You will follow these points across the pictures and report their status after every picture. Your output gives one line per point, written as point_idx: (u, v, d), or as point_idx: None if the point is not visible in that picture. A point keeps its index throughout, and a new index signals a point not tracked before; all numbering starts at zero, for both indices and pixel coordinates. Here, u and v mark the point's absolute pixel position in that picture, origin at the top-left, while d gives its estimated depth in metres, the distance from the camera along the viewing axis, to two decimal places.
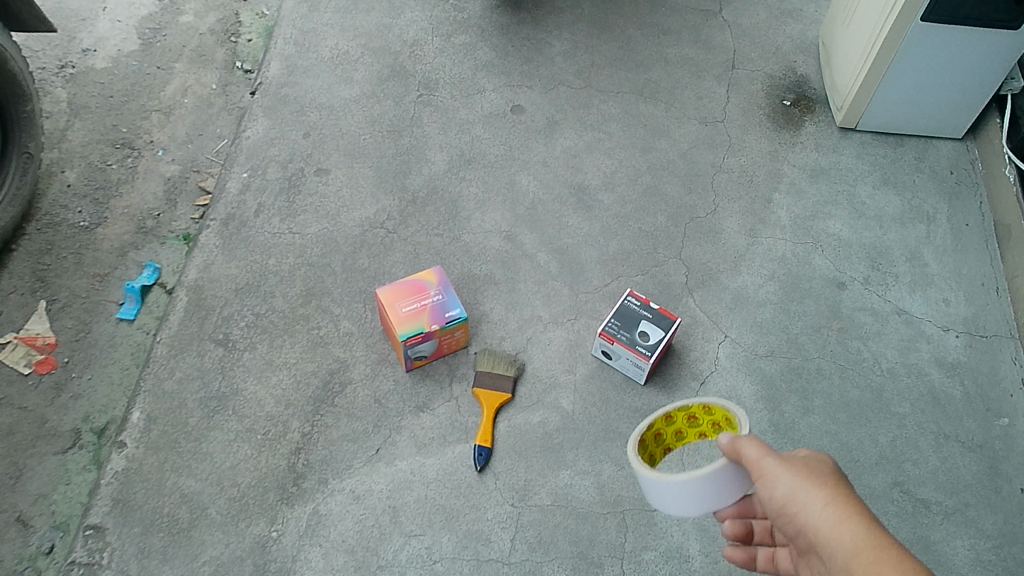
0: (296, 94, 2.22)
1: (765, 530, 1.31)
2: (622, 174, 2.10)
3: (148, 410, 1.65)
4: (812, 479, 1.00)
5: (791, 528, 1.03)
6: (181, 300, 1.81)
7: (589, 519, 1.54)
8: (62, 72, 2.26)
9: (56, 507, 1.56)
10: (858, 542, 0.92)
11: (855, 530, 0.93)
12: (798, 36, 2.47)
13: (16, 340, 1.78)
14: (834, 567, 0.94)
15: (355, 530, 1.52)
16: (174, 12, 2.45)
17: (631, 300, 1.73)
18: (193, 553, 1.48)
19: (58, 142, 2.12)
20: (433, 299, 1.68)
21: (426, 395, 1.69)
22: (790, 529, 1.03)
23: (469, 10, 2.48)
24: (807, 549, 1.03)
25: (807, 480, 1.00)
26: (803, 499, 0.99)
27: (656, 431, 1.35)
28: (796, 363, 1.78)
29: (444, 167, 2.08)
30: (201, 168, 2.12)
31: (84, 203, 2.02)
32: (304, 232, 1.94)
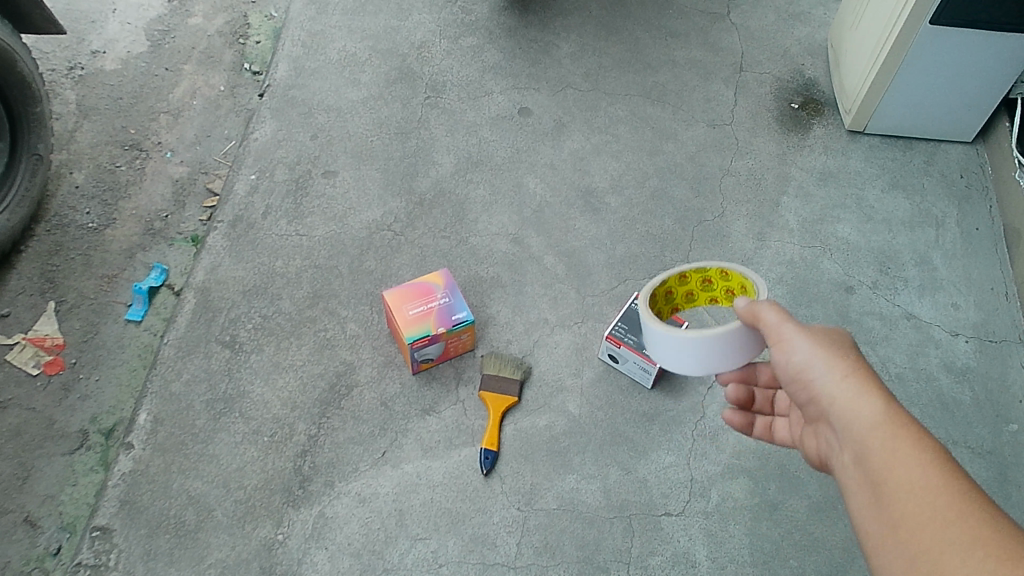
0: (304, 96, 2.22)
1: (766, 400, 1.41)
2: (629, 177, 2.09)
3: (155, 412, 1.65)
4: (830, 351, 1.05)
5: (802, 393, 1.09)
6: (188, 302, 1.81)
7: (596, 523, 1.54)
8: (71, 74, 2.27)
9: (63, 508, 1.57)
10: (869, 412, 0.97)
11: (868, 400, 0.98)
12: (807, 38, 2.46)
13: (24, 341, 1.78)
14: (840, 431, 1.01)
15: (361, 533, 1.52)
16: (183, 13, 2.45)
17: (638, 304, 1.73)
18: (199, 555, 1.48)
19: (67, 143, 2.13)
20: (439, 301, 1.68)
21: (432, 398, 1.69)
22: (802, 394, 1.10)
23: (476, 12, 2.48)
24: (815, 412, 1.10)
25: (824, 350, 1.05)
26: (818, 368, 1.05)
27: (668, 288, 1.41)
28: None
29: (451, 170, 2.08)
30: (209, 170, 2.12)
31: (93, 204, 2.03)
32: (311, 234, 1.94)
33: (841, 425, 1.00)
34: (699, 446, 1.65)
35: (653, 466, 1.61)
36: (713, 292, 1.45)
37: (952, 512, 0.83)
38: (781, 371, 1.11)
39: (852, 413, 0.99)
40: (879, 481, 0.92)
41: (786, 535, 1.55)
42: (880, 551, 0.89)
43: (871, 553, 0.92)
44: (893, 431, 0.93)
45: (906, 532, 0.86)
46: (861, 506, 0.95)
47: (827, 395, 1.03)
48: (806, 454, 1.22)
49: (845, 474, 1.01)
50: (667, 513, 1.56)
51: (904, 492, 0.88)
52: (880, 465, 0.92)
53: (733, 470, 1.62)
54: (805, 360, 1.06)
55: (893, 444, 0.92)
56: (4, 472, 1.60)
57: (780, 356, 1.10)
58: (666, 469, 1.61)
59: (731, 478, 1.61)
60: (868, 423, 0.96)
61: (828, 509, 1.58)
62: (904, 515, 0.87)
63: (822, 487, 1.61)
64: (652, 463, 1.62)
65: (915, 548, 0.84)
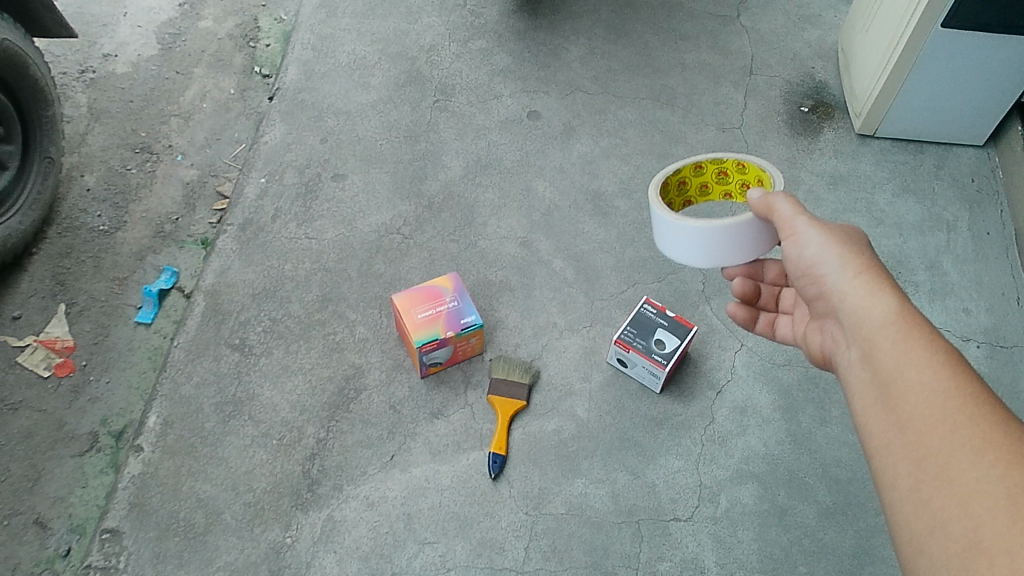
0: (314, 99, 2.22)
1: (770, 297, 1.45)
2: (638, 180, 2.09)
3: (165, 414, 1.66)
4: (848, 251, 1.08)
5: (814, 289, 1.13)
6: (198, 305, 1.82)
7: (604, 528, 1.53)
8: (82, 77, 2.28)
9: (73, 510, 1.58)
10: (881, 305, 1.00)
11: (884, 299, 1.00)
12: (817, 42, 2.45)
13: (35, 343, 1.79)
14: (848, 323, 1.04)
15: (369, 536, 1.52)
16: (194, 17, 2.47)
17: (647, 308, 1.73)
18: (208, 558, 1.48)
19: (78, 146, 2.14)
20: (448, 305, 1.69)
21: (440, 401, 1.69)
22: (814, 289, 1.13)
23: (486, 16, 2.48)
24: (825, 309, 1.14)
25: (843, 250, 1.08)
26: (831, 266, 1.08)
27: (684, 177, 1.46)
28: (813, 372, 1.76)
29: (460, 173, 2.08)
30: (219, 173, 2.13)
31: (103, 207, 2.04)
32: (320, 237, 1.94)
33: (852, 321, 1.03)
34: (708, 451, 1.64)
35: (662, 471, 1.61)
36: (728, 185, 1.50)
37: (960, 412, 0.84)
38: (795, 265, 1.15)
39: (863, 312, 1.01)
40: (885, 377, 0.94)
41: (795, 542, 1.54)
42: (875, 441, 0.92)
43: (865, 443, 0.95)
44: (906, 330, 0.96)
45: (908, 430, 0.88)
46: (861, 397, 0.98)
47: (841, 293, 1.06)
48: (808, 352, 1.26)
49: (848, 368, 1.05)
50: (676, 519, 1.55)
51: (910, 387, 0.90)
52: (889, 361, 0.95)
53: (742, 475, 1.61)
54: (822, 256, 1.10)
55: (903, 341, 0.95)
56: (15, 474, 1.61)
57: (795, 250, 1.14)
58: (675, 474, 1.61)
59: (740, 483, 1.61)
60: (880, 322, 0.98)
61: (838, 515, 1.57)
62: (908, 409, 0.89)
63: (832, 493, 1.60)
64: (661, 467, 1.61)
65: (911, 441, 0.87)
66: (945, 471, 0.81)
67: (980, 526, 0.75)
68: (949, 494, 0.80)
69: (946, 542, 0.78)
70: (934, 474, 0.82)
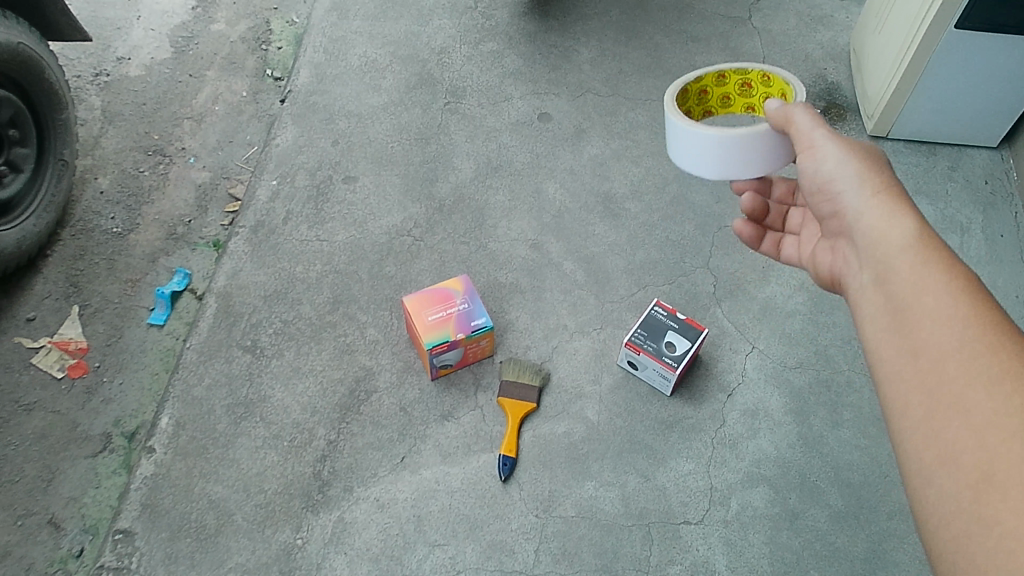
0: (325, 102, 2.23)
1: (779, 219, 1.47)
2: (649, 182, 2.09)
3: (177, 415, 1.67)
4: (870, 174, 1.09)
5: (830, 207, 1.15)
6: (210, 307, 1.83)
7: (614, 531, 1.53)
8: (96, 80, 2.30)
9: (86, 510, 1.59)
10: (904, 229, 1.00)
11: (904, 222, 1.01)
12: (829, 43, 2.44)
13: (49, 344, 1.81)
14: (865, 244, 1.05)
15: (379, 538, 1.52)
16: (207, 20, 2.48)
17: (658, 310, 1.72)
18: (219, 559, 1.49)
19: (92, 149, 2.16)
20: (459, 307, 1.69)
21: (451, 403, 1.69)
22: (830, 207, 1.15)
23: (496, 18, 2.48)
24: (839, 228, 1.15)
25: (866, 174, 1.09)
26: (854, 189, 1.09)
27: (706, 86, 1.49)
28: (825, 375, 1.75)
29: (470, 175, 2.08)
30: (231, 175, 2.14)
31: (117, 209, 2.05)
32: (331, 239, 1.95)
33: (868, 240, 1.04)
34: (718, 454, 1.64)
35: (672, 474, 1.61)
36: (751, 97, 1.54)
37: (980, 342, 0.83)
38: (813, 181, 1.17)
39: (881, 232, 1.02)
40: (900, 298, 0.94)
41: (807, 546, 1.53)
42: (884, 363, 0.93)
43: (873, 362, 0.96)
44: (924, 252, 0.96)
45: (921, 353, 0.88)
46: (872, 316, 0.99)
47: (858, 213, 1.07)
48: (814, 272, 1.28)
49: (859, 288, 1.06)
50: (687, 522, 1.55)
51: (927, 312, 0.90)
52: (904, 282, 0.95)
53: (754, 479, 1.61)
54: (842, 173, 1.11)
55: (922, 265, 0.95)
56: (29, 474, 1.62)
57: (816, 165, 1.16)
58: (686, 477, 1.60)
59: (751, 487, 1.60)
60: (898, 242, 0.99)
61: (850, 519, 1.57)
62: (923, 335, 0.89)
63: (844, 497, 1.59)
64: (671, 470, 1.61)
65: (928, 372, 0.86)
66: (957, 397, 0.82)
67: (994, 460, 0.75)
68: (960, 422, 0.80)
69: (958, 473, 0.78)
70: (947, 403, 0.82)
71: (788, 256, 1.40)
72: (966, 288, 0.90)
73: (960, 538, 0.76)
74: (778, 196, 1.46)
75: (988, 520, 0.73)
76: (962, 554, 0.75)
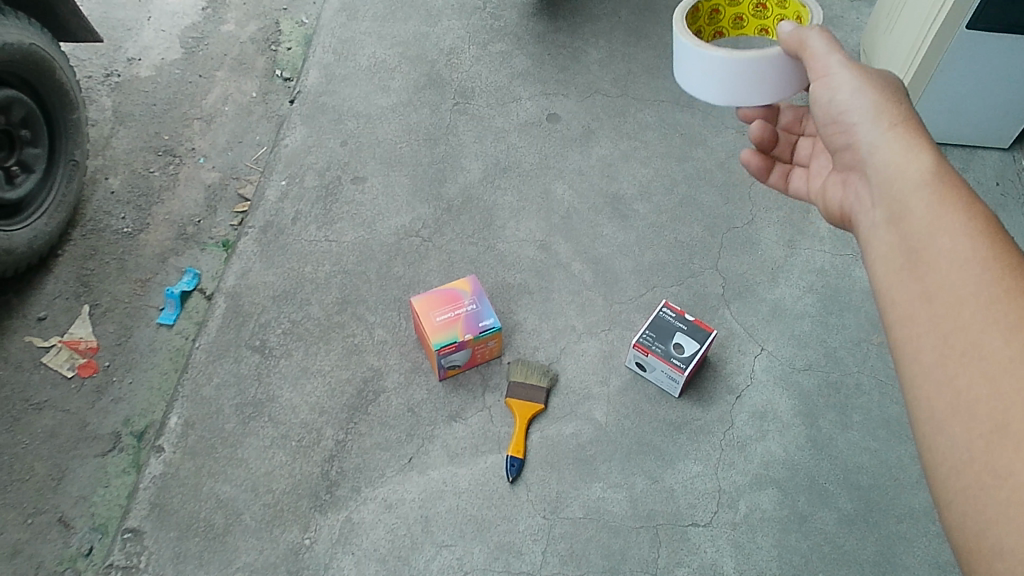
0: (334, 102, 2.24)
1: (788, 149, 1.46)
2: (658, 183, 2.08)
3: (186, 415, 1.67)
4: (884, 105, 1.08)
5: (842, 139, 1.14)
6: (219, 307, 1.83)
7: (622, 533, 1.53)
8: (107, 81, 2.31)
9: (95, 509, 1.60)
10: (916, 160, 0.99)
11: (919, 155, 1.00)
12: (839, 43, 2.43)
13: (60, 344, 1.82)
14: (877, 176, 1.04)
15: (387, 539, 1.52)
16: (217, 21, 2.49)
17: (667, 312, 1.72)
18: (228, 558, 1.50)
19: (103, 149, 2.17)
20: (467, 307, 1.69)
21: (459, 404, 1.69)
22: (843, 140, 1.14)
23: (505, 18, 2.48)
24: (850, 161, 1.15)
25: (879, 106, 1.08)
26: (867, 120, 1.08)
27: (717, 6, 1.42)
28: (834, 377, 1.75)
29: (479, 176, 2.09)
30: (241, 175, 2.15)
31: (127, 209, 2.06)
32: (340, 240, 1.95)
33: (882, 172, 1.03)
34: (727, 456, 1.63)
35: (680, 476, 1.60)
36: (766, 19, 1.46)
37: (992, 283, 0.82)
38: (826, 111, 1.16)
39: (896, 166, 1.01)
40: (913, 234, 0.93)
41: (815, 548, 1.53)
42: (894, 303, 0.91)
43: (882, 301, 0.95)
44: (940, 187, 0.95)
45: (934, 294, 0.87)
46: (884, 252, 0.98)
47: (872, 145, 1.06)
48: (822, 206, 1.28)
49: (869, 223, 1.05)
50: (695, 524, 1.55)
51: (941, 251, 0.88)
52: (919, 217, 0.94)
53: (762, 481, 1.60)
54: (857, 103, 1.10)
55: (935, 199, 0.94)
56: (39, 473, 1.63)
57: (830, 93, 1.14)
58: (694, 479, 1.60)
59: (760, 489, 1.59)
60: (914, 176, 0.98)
61: (859, 522, 1.56)
62: (936, 274, 0.88)
63: (853, 500, 1.59)
64: (679, 472, 1.61)
65: (938, 313, 0.85)
66: (971, 341, 0.80)
67: (1009, 409, 0.74)
68: (974, 368, 0.78)
69: (971, 422, 0.76)
70: (960, 349, 0.81)
71: (795, 189, 1.40)
72: (981, 227, 0.88)
73: (973, 488, 0.74)
74: (785, 123, 1.46)
75: (1003, 472, 0.72)
76: (971, 506, 0.74)
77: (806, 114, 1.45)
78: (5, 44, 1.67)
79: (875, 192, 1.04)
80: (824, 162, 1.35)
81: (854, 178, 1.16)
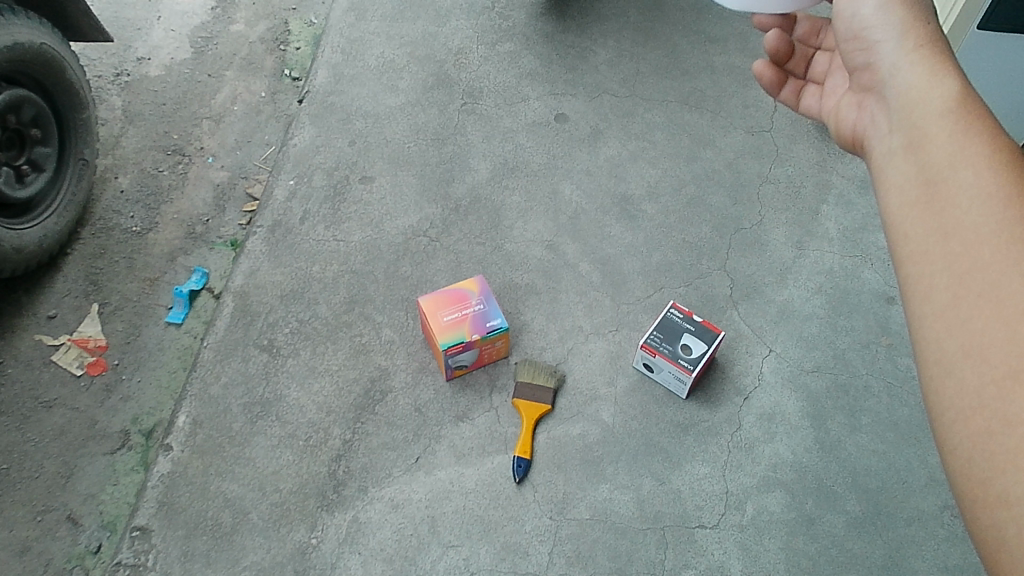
0: (342, 102, 2.24)
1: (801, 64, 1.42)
2: (666, 184, 2.08)
3: (194, 414, 1.68)
4: (909, 26, 1.04)
5: (863, 58, 1.10)
6: (227, 306, 1.84)
7: (629, 534, 1.53)
8: (117, 80, 2.32)
9: (104, 507, 1.60)
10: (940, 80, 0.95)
11: (945, 78, 0.95)
12: None
13: (69, 342, 1.83)
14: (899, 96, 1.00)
15: (393, 538, 1.52)
16: (226, 20, 2.50)
17: (674, 312, 1.72)
18: (235, 557, 1.50)
19: (112, 148, 2.18)
20: (474, 307, 1.69)
21: (466, 404, 1.69)
22: (863, 58, 1.09)
23: (514, 18, 2.48)
24: (869, 82, 1.10)
25: (905, 29, 1.04)
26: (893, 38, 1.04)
27: None
28: (843, 379, 1.74)
29: (487, 176, 2.09)
30: (249, 175, 2.16)
31: (137, 208, 2.07)
32: (348, 239, 1.96)
33: (904, 94, 0.98)
34: (734, 458, 1.63)
35: (688, 478, 1.60)
36: None
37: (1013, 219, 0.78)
38: (848, 26, 1.12)
39: (915, 88, 0.97)
40: (931, 162, 0.89)
41: (823, 551, 1.52)
42: (907, 233, 0.87)
43: (893, 230, 0.90)
44: (964, 111, 0.90)
45: (948, 225, 0.83)
46: (899, 176, 0.93)
47: (896, 67, 1.02)
48: (835, 127, 1.24)
49: (886, 146, 1.01)
50: (702, 526, 1.54)
51: (960, 181, 0.84)
52: (940, 142, 0.89)
53: (770, 484, 1.60)
54: (883, 19, 1.06)
55: (956, 126, 0.89)
56: (48, 470, 1.64)
57: (854, 9, 1.10)
58: (701, 481, 1.59)
59: (767, 491, 1.59)
60: (936, 99, 0.93)
61: (868, 525, 1.55)
62: (952, 206, 0.83)
63: (861, 503, 1.58)
64: (686, 474, 1.60)
65: (952, 247, 0.81)
66: (988, 277, 0.76)
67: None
68: (989, 306, 0.75)
69: (982, 364, 0.73)
70: (974, 287, 0.77)
71: (806, 106, 1.38)
72: (1004, 159, 0.83)
73: (977, 434, 0.71)
74: (803, 36, 1.41)
75: (1012, 417, 0.69)
76: (974, 452, 0.71)
77: (823, 26, 1.40)
78: (16, 43, 1.68)
79: (893, 114, 1.00)
80: (842, 79, 1.30)
81: (870, 101, 1.12)
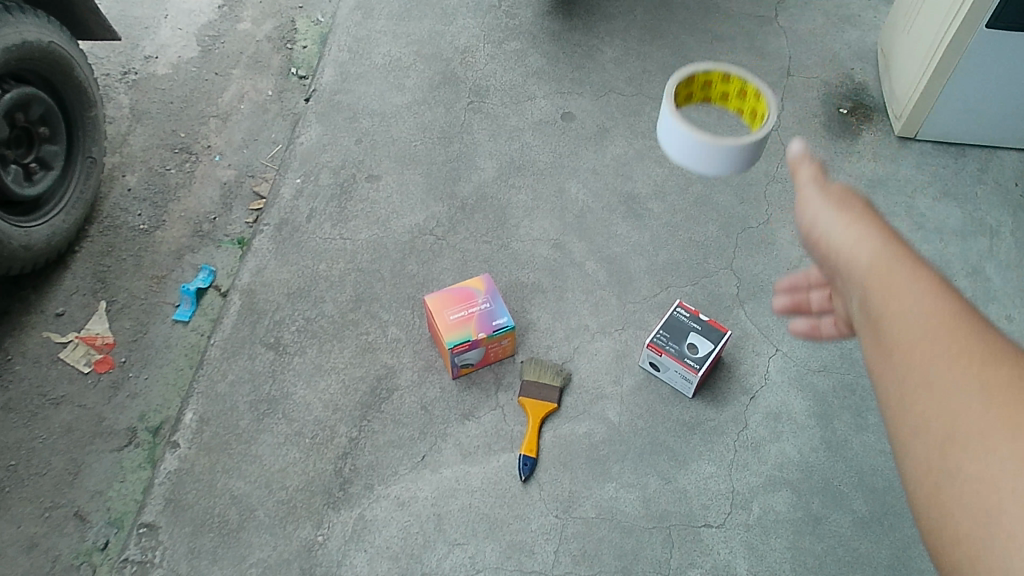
0: (349, 101, 2.24)
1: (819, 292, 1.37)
2: (673, 182, 2.08)
3: (201, 411, 1.68)
4: (862, 233, 0.93)
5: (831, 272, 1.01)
6: (234, 304, 1.84)
7: (635, 533, 1.52)
8: (125, 79, 2.33)
9: (111, 503, 1.61)
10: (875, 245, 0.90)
11: (868, 244, 0.90)
12: (856, 43, 2.42)
13: (77, 339, 1.83)
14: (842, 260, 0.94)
15: (399, 536, 1.52)
16: (233, 19, 2.50)
17: (680, 311, 1.71)
18: (241, 554, 1.50)
19: (120, 146, 2.18)
20: (480, 306, 1.69)
21: (472, 403, 1.69)
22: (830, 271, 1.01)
23: (520, 17, 2.48)
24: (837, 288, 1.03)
25: (860, 232, 0.93)
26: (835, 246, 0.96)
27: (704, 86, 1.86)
28: (850, 379, 1.74)
29: (493, 174, 2.09)
30: (256, 173, 2.16)
31: (144, 206, 2.07)
32: (354, 238, 1.96)
33: (841, 258, 0.94)
34: (741, 457, 1.62)
35: (694, 477, 1.60)
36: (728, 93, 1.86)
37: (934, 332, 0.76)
38: (809, 232, 1.03)
39: (848, 252, 0.93)
40: (868, 304, 0.86)
41: (830, 551, 1.52)
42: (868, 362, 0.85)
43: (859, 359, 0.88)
44: (894, 259, 0.86)
45: (886, 352, 0.81)
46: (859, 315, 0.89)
47: (836, 248, 0.96)
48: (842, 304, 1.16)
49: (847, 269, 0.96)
50: (708, 526, 1.54)
51: (890, 313, 0.82)
52: (874, 286, 0.86)
53: (776, 483, 1.59)
54: (846, 243, 0.94)
55: (888, 271, 0.85)
56: (56, 467, 1.65)
57: (818, 223, 1.00)
58: (707, 480, 1.59)
59: (774, 491, 1.59)
60: (866, 261, 0.89)
61: (874, 525, 1.55)
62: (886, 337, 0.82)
63: (868, 503, 1.57)
64: (692, 473, 1.60)
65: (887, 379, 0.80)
66: (912, 392, 0.76)
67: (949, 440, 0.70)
68: (916, 410, 0.75)
69: (920, 461, 0.73)
70: (905, 400, 0.76)
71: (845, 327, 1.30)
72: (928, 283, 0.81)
73: (928, 526, 0.72)
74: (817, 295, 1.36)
75: (943, 497, 0.69)
76: (933, 541, 0.71)
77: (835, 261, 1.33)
78: (25, 41, 1.69)
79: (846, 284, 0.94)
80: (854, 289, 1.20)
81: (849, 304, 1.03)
